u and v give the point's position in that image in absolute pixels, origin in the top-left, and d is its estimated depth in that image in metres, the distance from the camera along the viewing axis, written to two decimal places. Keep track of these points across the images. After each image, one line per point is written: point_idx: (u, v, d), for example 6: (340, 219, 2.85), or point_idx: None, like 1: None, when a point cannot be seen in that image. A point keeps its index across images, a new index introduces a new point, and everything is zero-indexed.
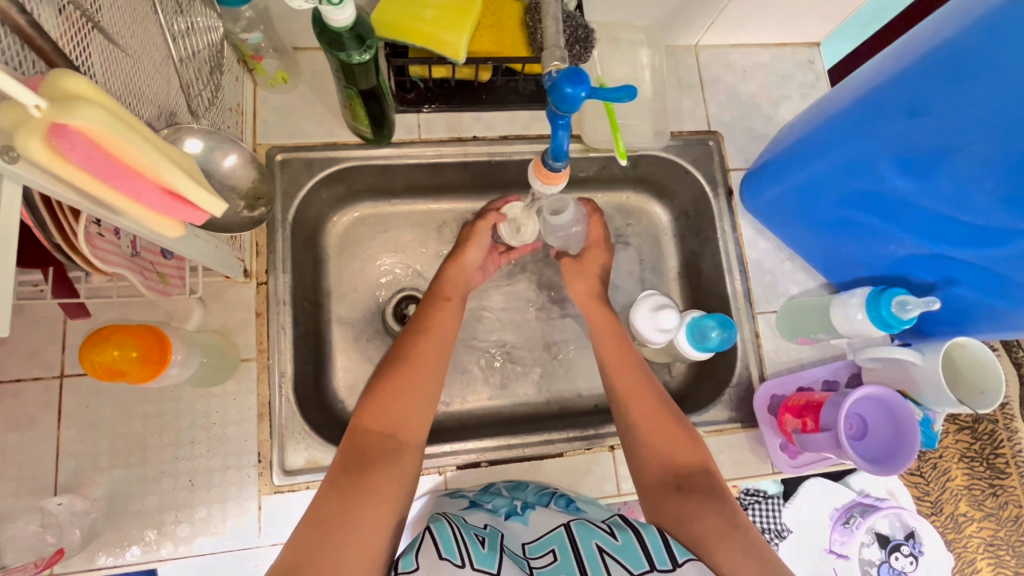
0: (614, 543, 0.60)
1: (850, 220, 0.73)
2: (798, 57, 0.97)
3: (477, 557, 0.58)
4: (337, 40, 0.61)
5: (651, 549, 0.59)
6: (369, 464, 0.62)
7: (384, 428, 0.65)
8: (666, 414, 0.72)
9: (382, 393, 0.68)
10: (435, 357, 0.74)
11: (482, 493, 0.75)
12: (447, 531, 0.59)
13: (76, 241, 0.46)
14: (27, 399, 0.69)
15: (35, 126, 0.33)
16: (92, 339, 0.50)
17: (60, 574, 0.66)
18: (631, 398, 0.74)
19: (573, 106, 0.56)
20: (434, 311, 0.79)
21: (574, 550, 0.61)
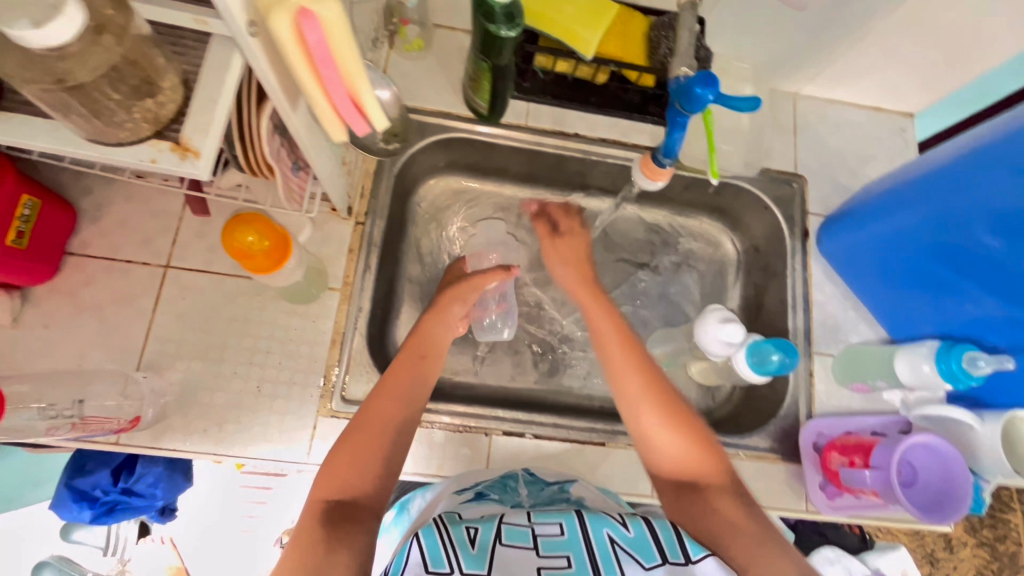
0: (627, 534, 0.55)
1: (929, 275, 0.75)
2: (890, 123, 1.01)
3: (464, 562, 0.52)
4: (490, 11, 0.68)
5: (665, 543, 0.54)
6: (339, 526, 0.59)
7: (342, 494, 0.62)
8: (697, 434, 0.65)
9: (340, 459, 0.65)
10: (397, 414, 0.69)
11: (497, 487, 0.74)
12: (434, 537, 0.54)
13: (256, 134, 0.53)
14: (133, 279, 0.75)
15: (287, 6, 0.38)
16: (235, 220, 0.55)
17: (123, 445, 0.70)
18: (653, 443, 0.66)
19: (698, 107, 0.61)
20: (403, 363, 0.75)
21: (585, 530, 0.55)
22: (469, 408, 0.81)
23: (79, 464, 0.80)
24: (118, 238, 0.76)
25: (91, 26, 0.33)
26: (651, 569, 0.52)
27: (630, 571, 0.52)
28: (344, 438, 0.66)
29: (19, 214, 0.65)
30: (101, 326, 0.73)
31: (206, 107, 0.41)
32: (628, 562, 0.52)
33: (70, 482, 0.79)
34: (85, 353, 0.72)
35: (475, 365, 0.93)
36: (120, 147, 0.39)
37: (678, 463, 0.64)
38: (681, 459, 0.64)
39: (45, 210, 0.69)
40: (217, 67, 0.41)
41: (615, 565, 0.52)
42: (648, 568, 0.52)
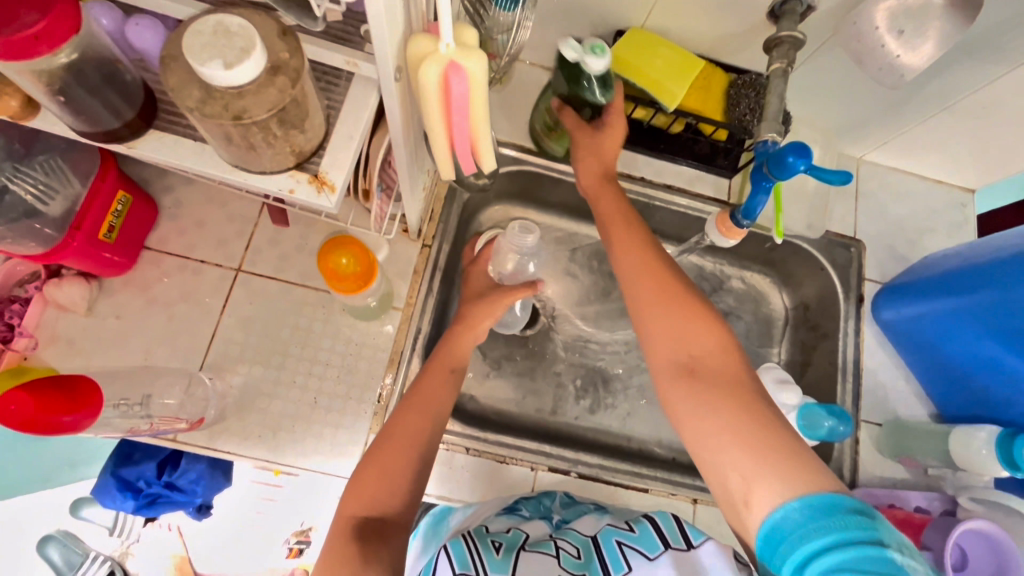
0: (632, 534, 0.66)
1: (990, 358, 0.75)
2: (951, 197, 1.01)
3: (490, 566, 0.63)
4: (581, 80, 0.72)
5: (666, 530, 0.65)
6: (375, 541, 0.60)
7: (372, 510, 0.62)
8: (739, 386, 0.56)
9: (369, 472, 0.64)
10: (423, 427, 0.68)
11: (533, 504, 0.77)
12: (462, 545, 0.64)
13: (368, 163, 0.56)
14: (204, 279, 0.77)
15: (441, 60, 0.40)
16: (331, 243, 0.57)
17: (179, 443, 0.71)
18: (666, 336, 0.61)
19: (787, 175, 0.62)
20: (428, 375, 0.73)
21: (596, 543, 0.66)
22: (517, 440, 0.81)
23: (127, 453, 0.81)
24: (194, 238, 0.78)
25: (268, 67, 0.34)
26: (655, 559, 0.62)
27: (636, 564, 0.63)
28: (370, 453, 0.66)
29: (113, 209, 0.67)
30: (171, 322, 0.74)
31: (344, 143, 0.42)
32: (634, 557, 0.63)
33: (116, 471, 0.80)
34: (152, 347, 0.73)
35: (518, 394, 0.93)
36: (262, 175, 0.41)
37: (709, 418, 0.55)
38: (712, 412, 0.55)
39: (134, 205, 0.71)
40: (357, 106, 0.43)
41: (623, 562, 0.64)
42: (653, 558, 0.62)
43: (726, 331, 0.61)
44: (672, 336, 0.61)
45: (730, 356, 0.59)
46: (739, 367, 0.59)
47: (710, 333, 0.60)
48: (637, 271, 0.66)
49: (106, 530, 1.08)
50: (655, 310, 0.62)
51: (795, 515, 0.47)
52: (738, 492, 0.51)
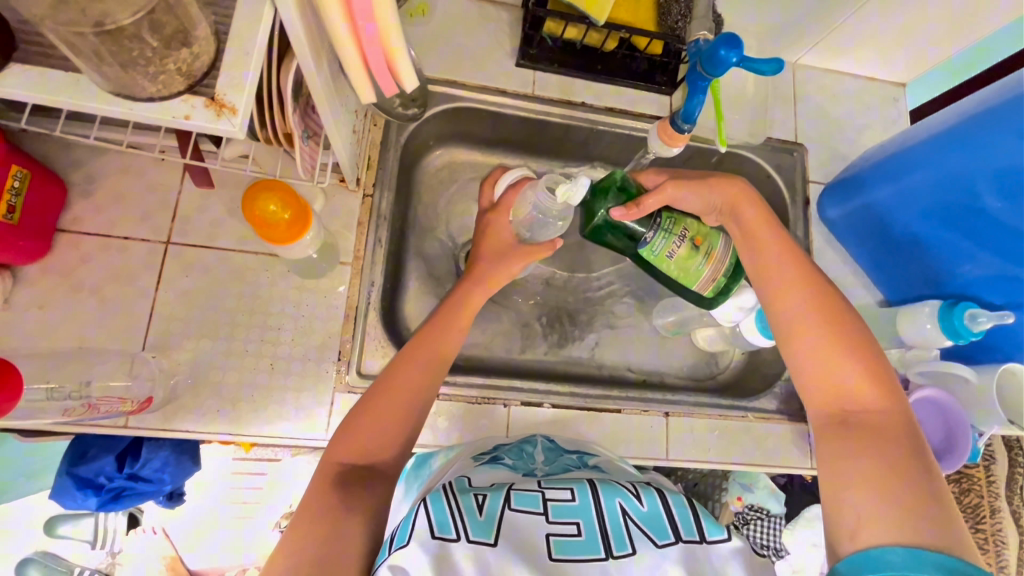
0: (640, 508, 0.57)
1: (930, 237, 0.77)
2: (884, 93, 1.03)
3: (471, 528, 0.52)
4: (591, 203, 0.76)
5: (679, 520, 0.55)
6: (347, 488, 0.59)
7: (359, 458, 0.62)
8: (896, 431, 0.54)
9: (361, 422, 0.64)
10: (425, 381, 0.69)
11: (513, 452, 0.74)
12: (443, 504, 0.55)
13: (285, 98, 0.53)
14: (131, 256, 0.71)
15: None
16: (256, 188, 0.53)
17: (133, 429, 0.68)
18: (811, 377, 0.60)
19: (721, 70, 0.61)
20: (434, 331, 0.73)
21: (596, 498, 0.57)
22: (486, 379, 0.80)
23: (80, 451, 0.77)
24: (112, 214, 0.72)
25: None
26: (663, 547, 0.53)
27: (642, 547, 0.53)
28: (365, 405, 0.65)
29: (10, 185, 0.62)
30: (101, 305, 0.69)
31: (239, 59, 0.38)
32: (640, 539, 0.53)
33: (71, 471, 0.76)
34: (85, 333, 0.68)
35: (485, 338, 0.92)
36: (151, 104, 0.37)
37: (846, 458, 0.53)
38: (864, 457, 0.52)
39: (36, 181, 0.65)
40: (248, 18, 0.39)
41: (627, 540, 0.53)
42: (661, 545, 0.53)
43: (878, 365, 0.58)
44: (821, 370, 0.60)
45: (892, 398, 0.57)
46: (904, 410, 0.56)
47: (852, 363, 0.58)
48: (800, 310, 0.63)
49: (88, 545, 1.09)
50: (823, 352, 0.60)
51: (895, 559, 0.45)
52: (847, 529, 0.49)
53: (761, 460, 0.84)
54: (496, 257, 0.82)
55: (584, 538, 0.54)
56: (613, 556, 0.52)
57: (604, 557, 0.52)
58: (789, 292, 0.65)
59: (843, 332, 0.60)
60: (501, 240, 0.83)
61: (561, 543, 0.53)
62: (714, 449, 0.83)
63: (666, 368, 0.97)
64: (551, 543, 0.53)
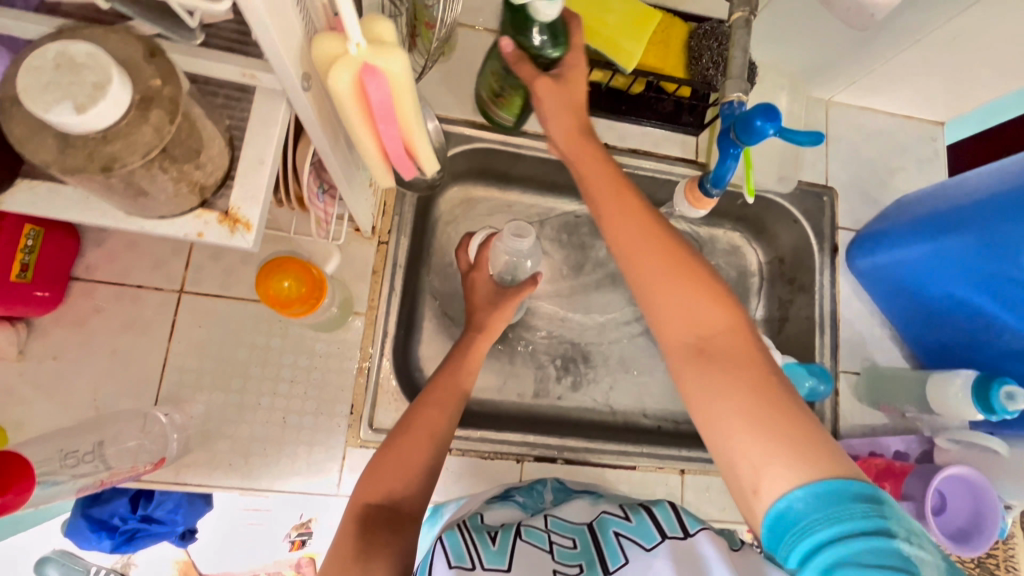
0: (628, 523, 0.60)
1: (967, 303, 0.74)
2: (922, 132, 0.98)
3: (486, 557, 0.57)
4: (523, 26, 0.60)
5: (663, 522, 0.59)
6: (370, 537, 0.56)
7: (383, 499, 0.60)
8: (753, 359, 0.49)
9: (384, 461, 0.62)
10: (444, 423, 0.67)
11: (524, 490, 0.75)
12: (458, 537, 0.59)
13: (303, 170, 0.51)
14: (145, 305, 0.71)
15: (349, 63, 0.34)
16: (269, 267, 0.52)
17: (146, 481, 0.68)
18: (666, 315, 0.53)
19: (755, 139, 0.57)
20: (443, 374, 0.72)
21: (594, 537, 0.60)
22: (497, 433, 0.78)
23: (94, 493, 0.77)
24: (126, 262, 0.71)
25: (137, 100, 0.29)
26: (652, 549, 0.56)
27: (633, 555, 0.56)
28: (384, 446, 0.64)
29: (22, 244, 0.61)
30: (114, 357, 0.69)
31: (255, 170, 0.37)
32: (632, 547, 0.57)
33: (86, 511, 0.77)
34: (99, 387, 0.68)
35: (499, 381, 0.91)
36: (164, 222, 0.36)
37: (719, 400, 0.47)
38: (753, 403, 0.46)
39: (48, 235, 0.64)
40: (264, 123, 0.37)
41: (620, 553, 0.57)
42: (649, 549, 0.56)
43: (708, 281, 0.53)
44: (676, 312, 0.52)
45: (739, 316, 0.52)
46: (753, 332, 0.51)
47: (702, 295, 0.52)
48: (639, 243, 0.56)
49: None
50: (675, 287, 0.53)
51: (802, 506, 0.41)
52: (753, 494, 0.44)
53: None
54: (488, 305, 0.80)
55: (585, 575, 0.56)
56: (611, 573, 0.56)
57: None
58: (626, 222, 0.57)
59: (666, 258, 0.55)
60: (489, 288, 0.81)
61: None
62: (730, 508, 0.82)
63: (682, 415, 0.95)
64: None
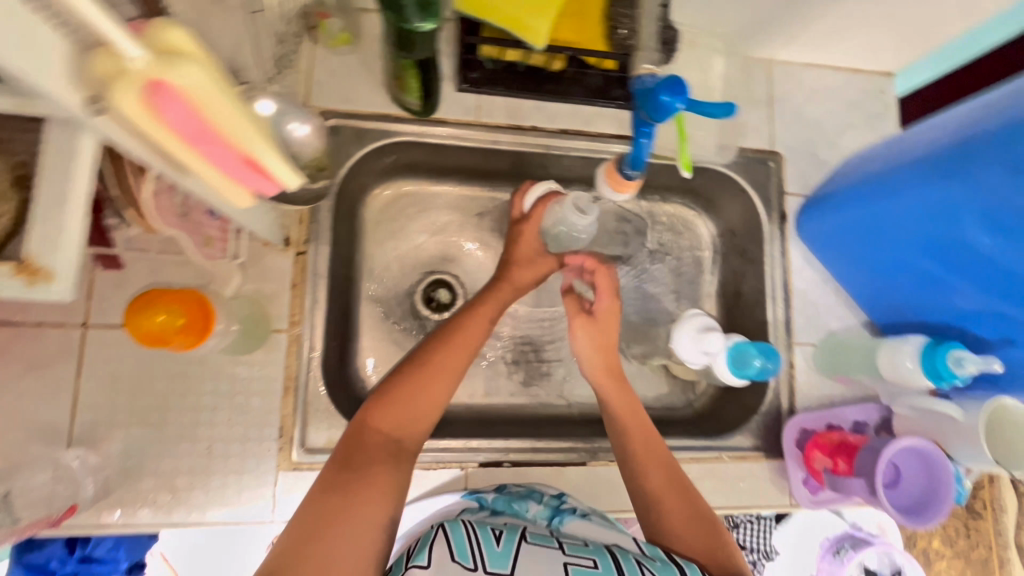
0: (653, 562, 0.56)
1: (916, 266, 0.70)
2: (870, 85, 0.94)
3: (490, 557, 0.53)
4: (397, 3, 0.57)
5: (687, 572, 0.55)
6: (366, 464, 0.57)
7: (391, 430, 0.60)
8: (659, 446, 0.69)
9: (398, 393, 0.62)
10: (461, 361, 0.67)
11: (500, 503, 0.71)
12: (461, 531, 0.56)
13: None
14: (46, 344, 0.66)
15: (131, 80, 0.29)
16: (140, 301, 0.48)
17: (67, 528, 0.64)
18: (616, 405, 0.72)
19: (664, 116, 0.54)
20: (467, 315, 0.71)
21: (611, 553, 0.56)
22: (440, 442, 0.76)
23: (27, 539, 0.74)
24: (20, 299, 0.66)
25: None
26: None
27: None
28: (396, 377, 0.64)
29: None
30: (17, 402, 0.64)
31: (55, 209, 0.32)
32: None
33: (21, 559, 0.74)
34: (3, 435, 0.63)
35: None
36: None
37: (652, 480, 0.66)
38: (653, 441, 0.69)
39: None
40: (58, 153, 0.32)
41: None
42: None
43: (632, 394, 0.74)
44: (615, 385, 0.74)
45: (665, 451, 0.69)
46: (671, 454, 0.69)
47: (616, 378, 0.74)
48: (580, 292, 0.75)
49: None
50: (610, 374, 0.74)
51: None
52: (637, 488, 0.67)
53: (739, 503, 0.80)
54: (525, 263, 0.79)
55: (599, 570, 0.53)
56: None
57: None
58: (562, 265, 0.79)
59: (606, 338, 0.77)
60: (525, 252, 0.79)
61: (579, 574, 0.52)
62: None
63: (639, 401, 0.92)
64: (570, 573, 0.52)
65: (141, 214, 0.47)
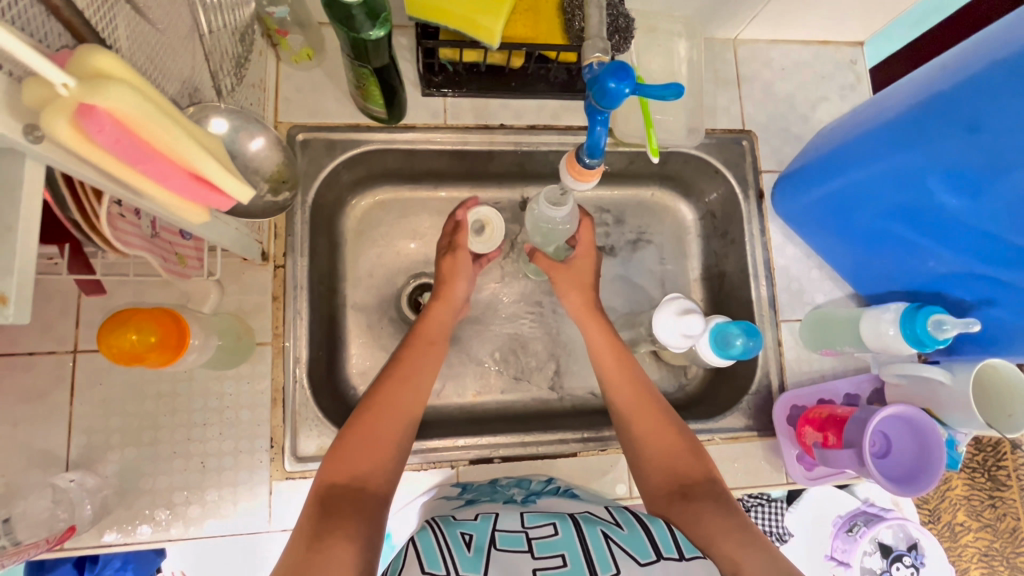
0: (620, 532, 0.61)
1: (890, 234, 0.70)
2: (840, 55, 0.93)
3: (461, 564, 0.56)
4: (347, 15, 0.58)
5: (658, 541, 0.59)
6: (328, 518, 0.57)
7: (349, 480, 0.60)
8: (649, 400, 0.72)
9: (347, 438, 0.63)
10: (412, 396, 0.68)
11: (486, 489, 0.75)
12: (430, 539, 0.60)
13: (98, 222, 0.45)
14: (40, 372, 0.68)
15: (61, 106, 0.31)
16: (110, 321, 0.49)
17: (70, 549, 0.66)
18: (602, 357, 0.76)
19: (613, 102, 0.54)
20: (412, 351, 0.72)
21: (578, 530, 0.61)
22: (429, 442, 0.77)
23: (38, 562, 0.77)
24: (12, 331, 0.68)
25: None
26: (646, 565, 0.56)
27: (626, 567, 0.55)
28: (351, 425, 0.65)
29: None
30: (14, 430, 0.66)
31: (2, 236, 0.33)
32: (624, 558, 0.56)
33: None
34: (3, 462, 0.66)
35: (437, 384, 0.89)
36: None
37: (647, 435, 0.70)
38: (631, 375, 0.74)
39: None
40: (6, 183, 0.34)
41: (611, 561, 0.56)
42: (644, 564, 0.56)
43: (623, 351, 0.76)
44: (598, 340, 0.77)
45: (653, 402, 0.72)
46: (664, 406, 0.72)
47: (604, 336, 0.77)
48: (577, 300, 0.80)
49: None
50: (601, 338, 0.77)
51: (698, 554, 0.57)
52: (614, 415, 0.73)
53: (735, 483, 0.80)
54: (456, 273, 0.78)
55: (569, 568, 0.55)
56: None
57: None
58: (591, 324, 0.78)
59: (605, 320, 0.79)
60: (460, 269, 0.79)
61: None
62: None
63: None
64: None
65: (100, 239, 0.48)
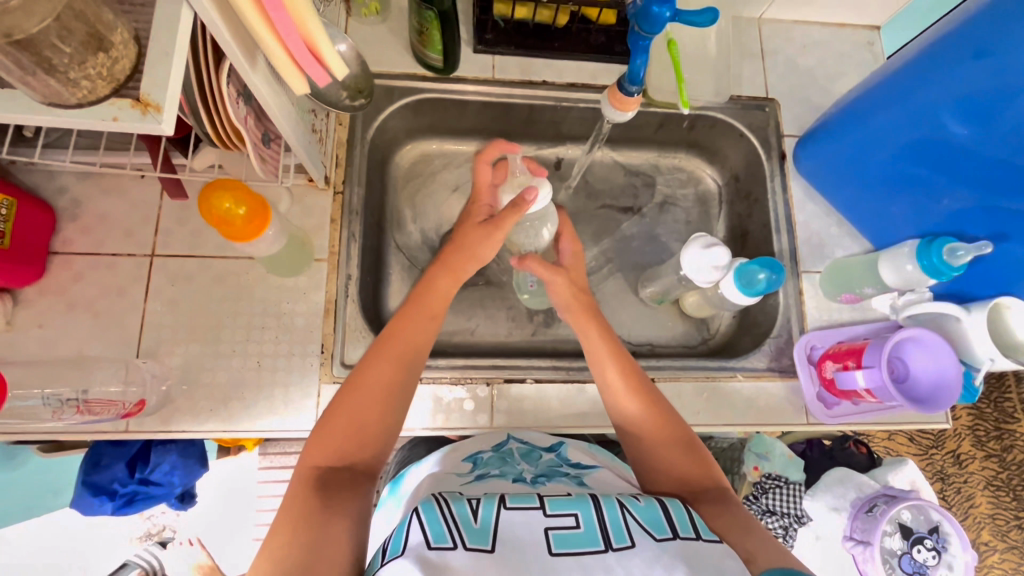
0: (637, 503, 0.54)
1: (906, 176, 0.76)
2: (858, 38, 1.00)
3: (467, 537, 0.48)
4: None
5: (676, 519, 0.52)
6: (322, 499, 0.56)
7: (334, 460, 0.59)
8: (657, 404, 0.69)
9: (333, 421, 0.61)
10: (393, 370, 0.65)
11: (495, 462, 0.71)
12: (434, 508, 0.50)
13: (214, 92, 0.53)
14: (120, 270, 0.75)
15: None
16: (211, 187, 0.57)
17: (132, 431, 0.71)
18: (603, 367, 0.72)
19: (656, 26, 0.61)
20: (401, 320, 0.69)
21: (595, 498, 0.53)
22: (466, 362, 0.82)
23: (94, 460, 0.81)
24: (100, 233, 0.76)
25: None
26: (662, 541, 0.49)
27: (641, 541, 0.49)
28: (331, 408, 0.62)
29: None
30: (95, 318, 0.73)
31: (160, 61, 0.41)
32: (640, 532, 0.49)
33: (87, 479, 0.81)
34: (83, 346, 0.72)
35: (472, 323, 0.94)
36: (82, 110, 0.40)
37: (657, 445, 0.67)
38: (638, 381, 0.70)
39: (22, 210, 0.69)
40: (165, 18, 0.41)
41: (626, 533, 0.49)
42: (659, 540, 0.49)
43: (624, 355, 0.73)
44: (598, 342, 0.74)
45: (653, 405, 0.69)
46: (669, 411, 0.69)
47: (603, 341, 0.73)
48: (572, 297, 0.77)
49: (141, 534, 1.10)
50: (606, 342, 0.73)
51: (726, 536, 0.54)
52: (621, 423, 0.70)
53: (757, 421, 0.82)
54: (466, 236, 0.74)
55: (582, 530, 0.49)
56: (613, 549, 0.48)
57: (604, 549, 0.48)
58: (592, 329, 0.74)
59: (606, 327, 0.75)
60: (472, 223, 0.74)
61: (560, 537, 0.49)
62: (704, 412, 0.81)
63: (656, 338, 0.94)
64: (550, 539, 0.48)
65: (214, 117, 0.56)
